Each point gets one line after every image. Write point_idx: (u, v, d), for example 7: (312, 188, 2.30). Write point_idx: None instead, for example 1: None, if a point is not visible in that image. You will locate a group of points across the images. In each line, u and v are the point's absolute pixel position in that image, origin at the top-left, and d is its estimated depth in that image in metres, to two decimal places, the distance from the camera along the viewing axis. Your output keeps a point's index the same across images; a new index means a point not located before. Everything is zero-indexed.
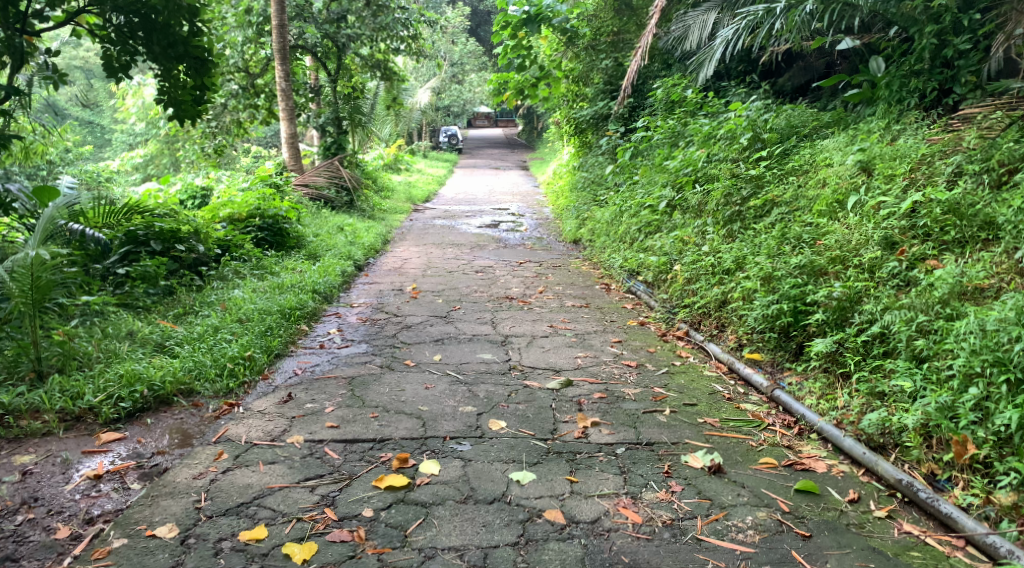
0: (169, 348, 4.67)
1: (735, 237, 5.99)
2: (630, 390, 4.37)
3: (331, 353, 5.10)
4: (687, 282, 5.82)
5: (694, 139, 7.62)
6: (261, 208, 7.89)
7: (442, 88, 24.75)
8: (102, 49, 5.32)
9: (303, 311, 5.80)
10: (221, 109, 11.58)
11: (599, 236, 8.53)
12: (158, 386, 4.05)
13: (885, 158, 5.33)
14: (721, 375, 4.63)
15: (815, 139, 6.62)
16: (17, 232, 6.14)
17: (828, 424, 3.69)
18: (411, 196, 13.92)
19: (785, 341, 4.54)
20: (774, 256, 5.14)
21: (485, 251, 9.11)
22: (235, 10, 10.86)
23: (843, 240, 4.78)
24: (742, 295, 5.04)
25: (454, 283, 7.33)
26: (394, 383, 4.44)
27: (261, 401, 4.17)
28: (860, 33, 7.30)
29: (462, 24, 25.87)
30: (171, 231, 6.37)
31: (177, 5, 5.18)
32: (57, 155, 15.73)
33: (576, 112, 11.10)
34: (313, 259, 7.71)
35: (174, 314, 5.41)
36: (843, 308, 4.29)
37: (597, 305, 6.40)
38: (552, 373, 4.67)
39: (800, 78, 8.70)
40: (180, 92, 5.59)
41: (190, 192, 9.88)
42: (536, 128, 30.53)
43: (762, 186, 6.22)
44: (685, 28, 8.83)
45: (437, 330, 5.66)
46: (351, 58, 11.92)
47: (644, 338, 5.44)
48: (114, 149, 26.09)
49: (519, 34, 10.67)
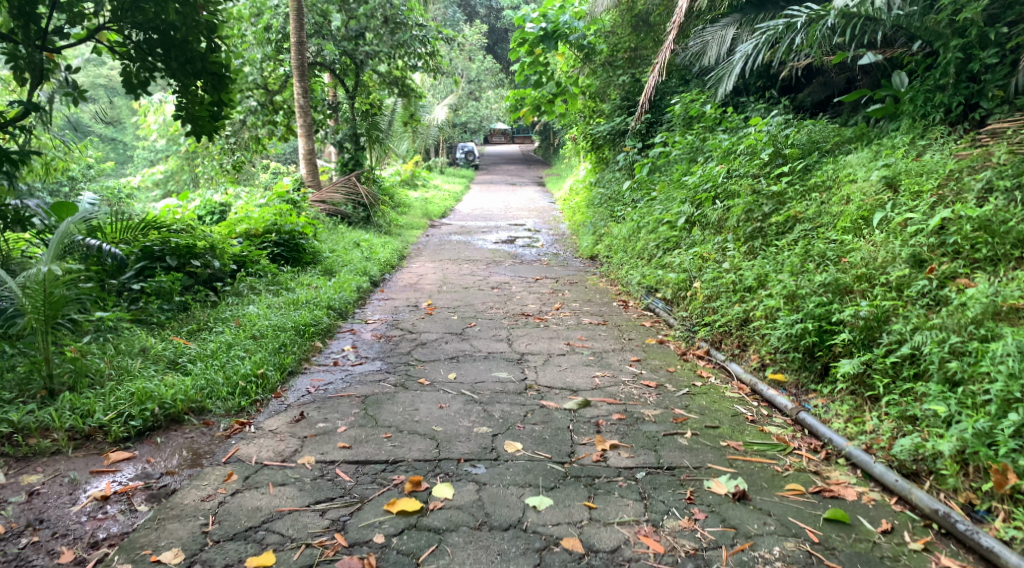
0: (182, 365, 4.62)
1: (756, 254, 5.86)
2: (650, 411, 4.25)
3: (344, 371, 5.02)
4: (707, 299, 5.70)
5: (714, 155, 7.52)
6: (277, 224, 7.86)
7: (459, 104, 24.80)
8: (121, 66, 5.37)
9: (318, 327, 5.75)
10: (240, 126, 11.64)
11: (616, 252, 8.42)
12: (169, 405, 3.98)
13: (911, 174, 5.22)
14: (743, 397, 4.51)
15: (838, 155, 6.50)
16: (36, 248, 6.18)
17: (857, 449, 3.56)
18: (428, 211, 13.89)
19: (810, 361, 4.42)
20: (797, 274, 5.01)
21: (501, 267, 9.04)
22: (255, 28, 11.00)
23: (869, 257, 4.65)
24: (764, 313, 4.92)
25: (470, 299, 7.24)
26: (408, 402, 4.36)
27: (272, 420, 4.09)
28: (883, 48, 7.20)
29: (480, 42, 25.97)
30: (187, 247, 6.34)
31: (195, 22, 5.21)
32: (78, 170, 15.87)
33: (593, 128, 11.03)
34: (329, 275, 7.67)
35: (188, 330, 5.38)
36: (870, 328, 4.16)
37: (615, 323, 6.29)
38: (570, 394, 4.56)
39: (821, 93, 8.63)
40: (197, 108, 5.58)
41: (208, 208, 9.91)
42: (552, 144, 30.51)
43: (784, 203, 6.10)
44: (703, 45, 8.80)
45: (452, 347, 5.58)
46: (369, 75, 11.96)
47: (664, 357, 5.34)
48: (134, 166, 26.32)
49: (535, 50, 10.57)
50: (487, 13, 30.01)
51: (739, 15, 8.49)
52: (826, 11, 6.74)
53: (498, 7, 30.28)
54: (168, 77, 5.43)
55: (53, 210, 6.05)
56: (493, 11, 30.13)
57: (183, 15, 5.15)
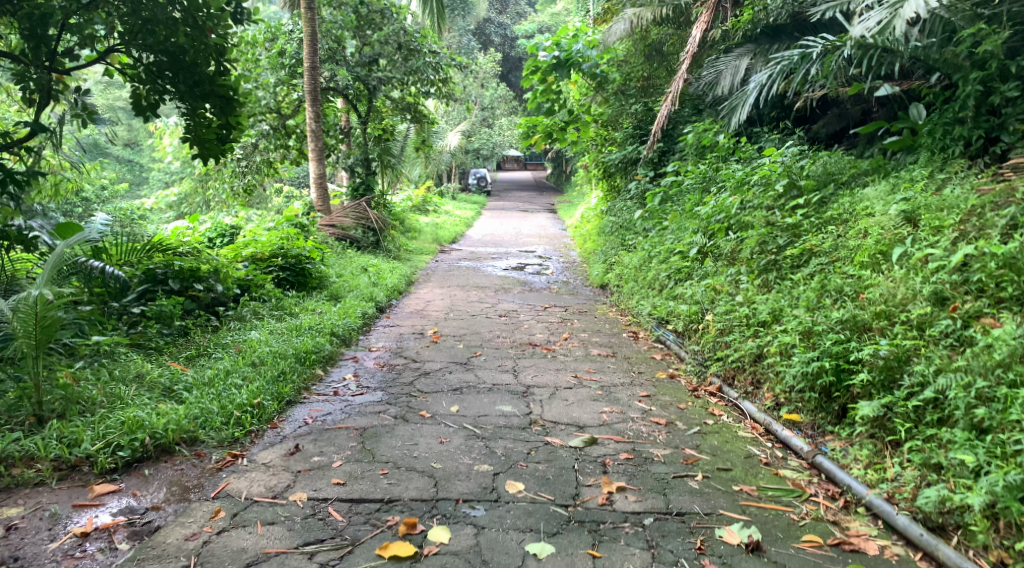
0: (177, 392, 4.49)
1: (771, 287, 5.69)
2: (659, 451, 4.09)
3: (344, 401, 4.87)
4: (719, 333, 5.54)
5: (727, 185, 7.40)
6: (284, 248, 7.76)
7: (472, 130, 24.86)
8: (131, 88, 5.34)
9: (319, 354, 5.62)
10: (252, 149, 11.63)
11: (627, 281, 8.27)
12: (160, 434, 3.84)
13: (931, 208, 5.07)
14: (757, 437, 4.35)
15: (855, 187, 6.35)
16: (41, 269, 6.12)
17: (878, 498, 3.38)
18: (438, 236, 13.82)
19: (827, 402, 4.25)
20: (813, 309, 4.85)
21: (510, 294, 8.90)
22: (269, 52, 11.08)
23: (888, 294, 4.49)
24: (779, 350, 4.75)
25: (477, 327, 7.10)
26: (407, 436, 4.21)
27: (267, 452, 3.95)
28: (901, 80, 7.10)
29: (495, 69, 26.11)
30: (190, 270, 6.25)
31: (203, 45, 5.17)
32: (91, 191, 15.93)
33: (605, 156, 10.94)
34: (335, 300, 7.57)
35: (186, 356, 5.27)
36: (891, 369, 3.99)
37: (624, 355, 6.13)
38: (575, 430, 4.40)
39: (836, 124, 8.54)
40: (204, 130, 5.51)
41: (218, 230, 9.87)
42: (564, 171, 30.50)
43: (800, 235, 5.95)
44: (717, 74, 8.72)
45: (456, 377, 5.43)
46: (382, 100, 11.95)
47: (674, 393, 5.18)
48: (149, 188, 26.50)
49: (548, 78, 10.53)
50: (502, 41, 30.23)
51: (754, 46, 8.41)
52: (842, 41, 6.67)
53: (513, 36, 30.51)
54: (177, 100, 5.37)
55: (57, 232, 5.99)
56: (508, 39, 30.36)
57: (192, 37, 5.12)
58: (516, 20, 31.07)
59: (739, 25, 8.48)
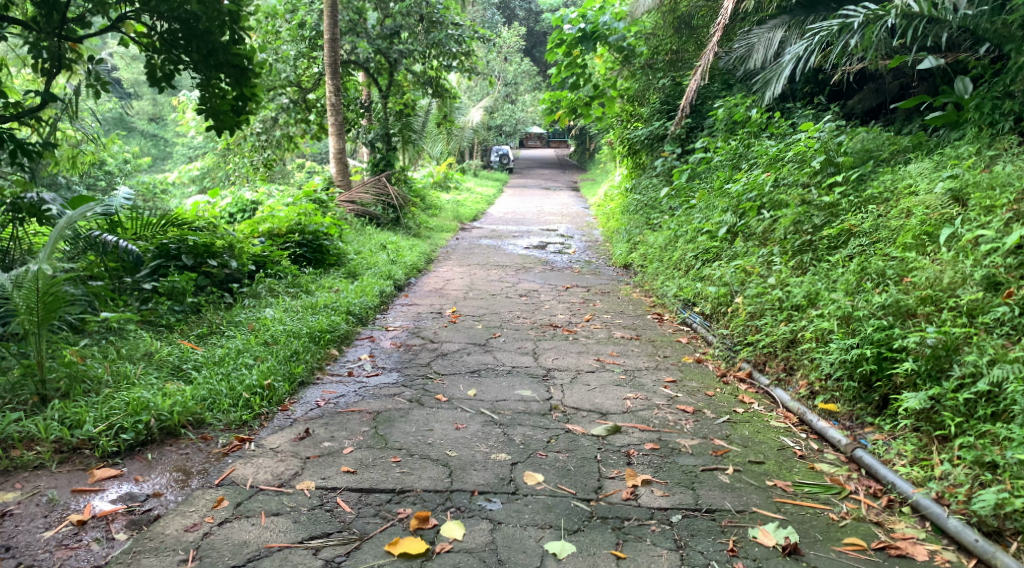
0: (186, 372, 4.35)
1: (806, 270, 5.41)
2: (687, 441, 3.87)
3: (359, 383, 4.70)
4: (750, 316, 5.29)
5: (759, 162, 7.08)
6: (301, 224, 7.58)
7: (495, 107, 24.49)
8: (146, 58, 5.22)
9: (334, 334, 5.44)
10: (272, 123, 11.43)
11: (651, 261, 8.00)
12: (165, 417, 3.69)
13: (981, 187, 4.76)
14: (790, 428, 4.12)
15: (896, 165, 6.03)
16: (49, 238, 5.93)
17: (926, 498, 3.15)
18: (459, 214, 13.60)
19: (867, 392, 4.01)
20: (852, 293, 4.58)
21: (531, 273, 8.68)
22: (289, 24, 10.86)
23: (935, 277, 4.21)
24: (815, 336, 4.50)
25: (497, 307, 6.89)
26: (422, 421, 4.03)
27: (275, 437, 3.80)
28: (946, 52, 6.74)
29: (519, 44, 25.65)
30: (205, 246, 6.10)
31: (217, 11, 5.01)
32: (114, 164, 15.88)
33: (630, 132, 10.60)
34: (352, 278, 7.40)
35: (198, 334, 5.12)
36: (939, 358, 3.73)
37: (649, 338, 5.89)
38: (598, 417, 4.19)
39: (872, 100, 8.19)
40: (218, 101, 5.28)
41: (239, 205, 9.73)
42: (587, 149, 30.04)
43: (837, 215, 5.64)
44: (749, 46, 8.45)
45: (474, 359, 5.24)
46: (403, 74, 11.68)
47: (702, 378, 4.95)
48: (173, 163, 26.51)
49: (573, 51, 10.25)
50: (526, 16, 29.79)
51: (788, 17, 8.00)
52: (885, 11, 6.31)
53: (537, 11, 29.97)
54: (192, 69, 5.21)
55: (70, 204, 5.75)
56: (532, 14, 29.86)
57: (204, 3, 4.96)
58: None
59: None
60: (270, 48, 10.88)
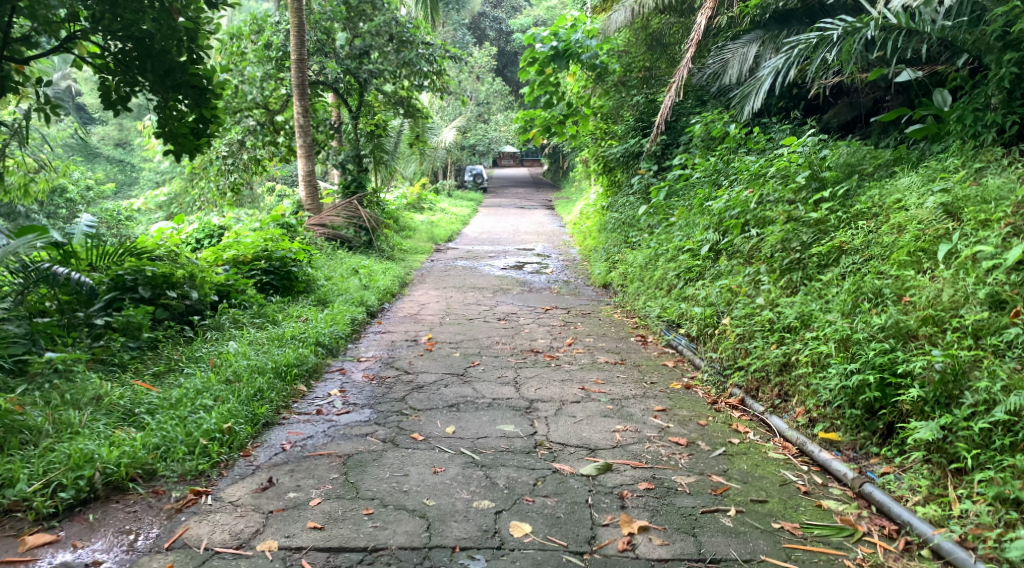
0: (138, 417, 3.99)
1: (796, 289, 5.19)
2: (683, 480, 3.63)
3: (328, 422, 4.37)
4: (739, 339, 5.05)
5: (741, 178, 6.90)
6: (268, 250, 7.21)
7: (468, 126, 24.33)
8: (100, 80, 5.06)
9: (302, 368, 5.11)
10: (238, 146, 10.98)
11: (632, 281, 7.77)
12: (111, 470, 3.37)
13: (974, 200, 4.58)
14: (790, 459, 3.88)
15: (881, 179, 5.86)
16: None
17: (949, 542, 2.97)
18: (434, 235, 13.31)
19: (870, 420, 3.80)
20: (849, 315, 4.36)
21: (508, 295, 8.41)
22: (255, 45, 10.57)
23: (934, 296, 4.01)
24: (811, 360, 4.27)
25: (475, 333, 6.59)
26: (396, 465, 3.73)
27: (235, 488, 3.49)
28: (926, 64, 6.62)
29: (490, 63, 25.56)
30: (163, 276, 5.69)
31: (172, 29, 4.82)
32: (75, 191, 15.35)
33: (605, 150, 10.39)
34: (323, 305, 7.07)
35: (154, 374, 4.78)
36: (948, 384, 3.50)
37: (634, 363, 5.62)
38: (586, 454, 3.91)
39: (847, 114, 8.09)
40: (176, 124, 5.27)
41: (206, 231, 9.35)
42: (561, 167, 29.94)
43: (826, 232, 5.40)
44: (723, 63, 8.22)
45: (452, 391, 4.93)
46: (374, 95, 11.40)
47: (693, 406, 4.69)
48: (139, 188, 25.86)
49: (546, 69, 10.08)
50: (497, 36, 29.81)
51: (762, 32, 7.91)
52: (863, 23, 6.15)
53: (508, 31, 29.98)
54: (148, 91, 5.09)
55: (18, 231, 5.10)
56: (503, 34, 29.89)
57: (159, 23, 4.77)
58: (511, 13, 30.65)
59: (746, 11, 7.97)
60: (235, 69, 10.54)
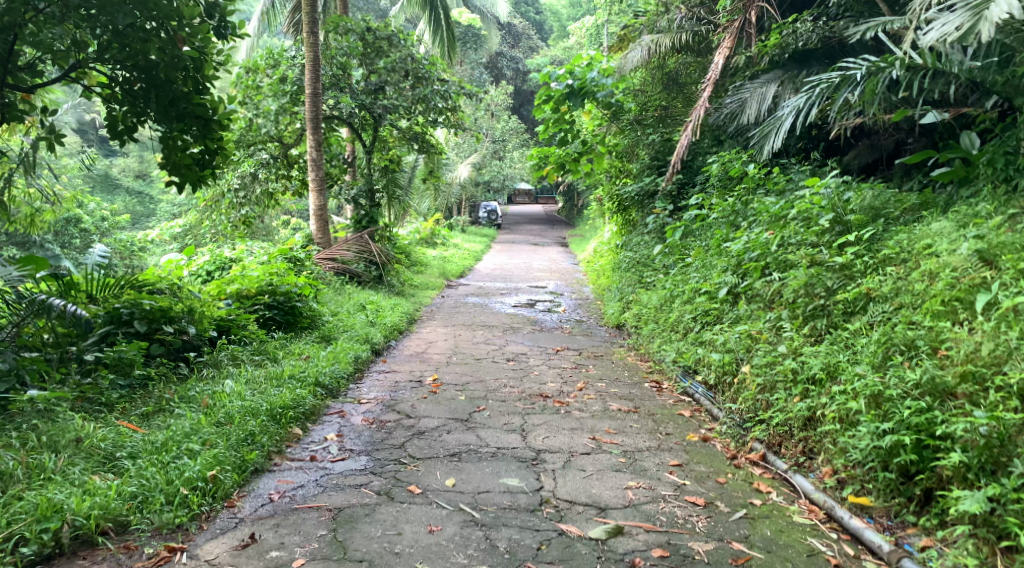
0: (119, 461, 3.75)
1: (821, 337, 4.91)
2: (699, 545, 3.40)
3: (321, 469, 4.11)
4: (760, 389, 4.77)
5: (760, 218, 6.66)
6: (272, 284, 7.00)
7: (483, 163, 24.32)
8: (107, 110, 4.93)
9: (298, 410, 4.86)
10: (251, 179, 10.79)
11: (646, 323, 7.50)
12: (79, 523, 3.19)
13: (1014, 248, 4.30)
14: (817, 525, 3.59)
15: (909, 223, 5.60)
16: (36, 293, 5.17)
17: None
18: (446, 270, 13.12)
19: (904, 485, 3.53)
20: (880, 367, 4.07)
21: (519, 334, 8.16)
22: (271, 79, 10.49)
23: (973, 351, 3.73)
24: (838, 416, 3.99)
25: (482, 374, 6.33)
26: (391, 522, 3.50)
27: (215, 544, 3.30)
28: (954, 105, 6.40)
29: (506, 101, 25.65)
30: (162, 310, 5.48)
31: (176, 58, 4.67)
32: (90, 221, 15.33)
33: (620, 188, 10.20)
34: (327, 342, 6.85)
35: (142, 414, 4.54)
36: (992, 449, 3.25)
37: (648, 411, 5.33)
38: (595, 514, 3.64)
39: (869, 156, 7.88)
40: (178, 155, 5.09)
41: (217, 263, 9.19)
42: (576, 204, 29.83)
43: (852, 277, 5.12)
44: (741, 102, 8.02)
45: (454, 438, 4.66)
46: (388, 130, 11.32)
47: (711, 460, 4.40)
48: (156, 219, 25.94)
49: (561, 107, 9.73)
50: (514, 75, 30.05)
51: (781, 72, 7.74)
52: (888, 62, 5.95)
53: (525, 70, 30.17)
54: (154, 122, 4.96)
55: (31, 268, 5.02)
56: (520, 73, 30.11)
57: (165, 52, 4.63)
58: (529, 53, 30.88)
59: (765, 51, 7.81)
60: (250, 103, 10.50)
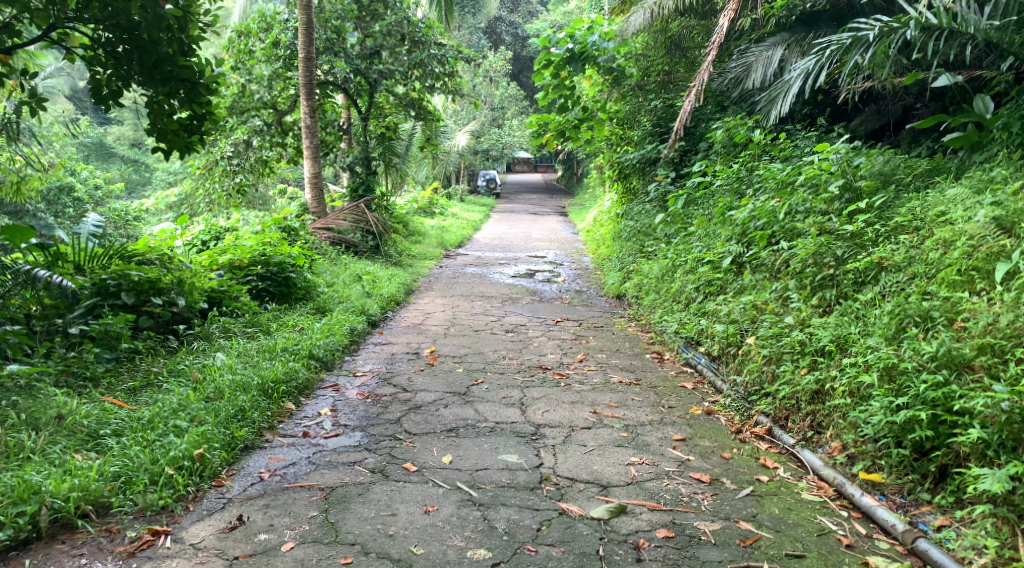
0: (103, 439, 3.61)
1: (830, 308, 4.75)
2: (705, 525, 3.27)
3: (314, 446, 3.98)
4: (766, 361, 4.62)
5: (766, 185, 6.45)
6: (265, 254, 6.80)
7: (482, 131, 23.98)
8: (89, 74, 4.68)
9: (291, 384, 4.70)
10: (244, 147, 10.48)
11: (647, 293, 7.34)
12: (58, 504, 3.07)
13: None
14: (827, 503, 3.47)
15: (921, 189, 5.41)
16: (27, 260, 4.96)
17: None
18: (443, 240, 12.92)
19: (919, 461, 3.41)
20: (893, 340, 3.91)
21: (518, 305, 8.00)
22: (263, 43, 10.18)
23: (993, 322, 3.58)
24: (850, 390, 3.84)
25: (480, 346, 6.18)
26: (386, 501, 3.37)
27: (201, 526, 3.19)
28: (969, 66, 6.18)
29: (505, 68, 25.19)
30: (150, 282, 5.25)
31: (159, 17, 4.39)
32: (83, 190, 15.05)
33: (621, 155, 9.95)
34: (321, 314, 6.68)
35: (129, 389, 4.39)
36: (1013, 426, 3.12)
37: (650, 384, 5.18)
38: (597, 493, 3.51)
39: (878, 120, 7.66)
40: (164, 121, 4.89)
41: (212, 233, 8.99)
42: (576, 173, 29.49)
43: (863, 246, 4.94)
44: (746, 67, 7.78)
45: (452, 413, 4.51)
46: (384, 96, 11.04)
47: (716, 434, 4.26)
48: (152, 188, 25.65)
49: (561, 72, 9.45)
50: (513, 41, 29.51)
51: (787, 35, 7.42)
52: (901, 22, 5.63)
53: (524, 36, 29.64)
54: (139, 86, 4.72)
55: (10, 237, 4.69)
56: (519, 39, 29.59)
57: (147, 11, 4.36)
58: (527, 18, 30.22)
59: (771, 12, 7.56)
60: (242, 68, 10.22)
